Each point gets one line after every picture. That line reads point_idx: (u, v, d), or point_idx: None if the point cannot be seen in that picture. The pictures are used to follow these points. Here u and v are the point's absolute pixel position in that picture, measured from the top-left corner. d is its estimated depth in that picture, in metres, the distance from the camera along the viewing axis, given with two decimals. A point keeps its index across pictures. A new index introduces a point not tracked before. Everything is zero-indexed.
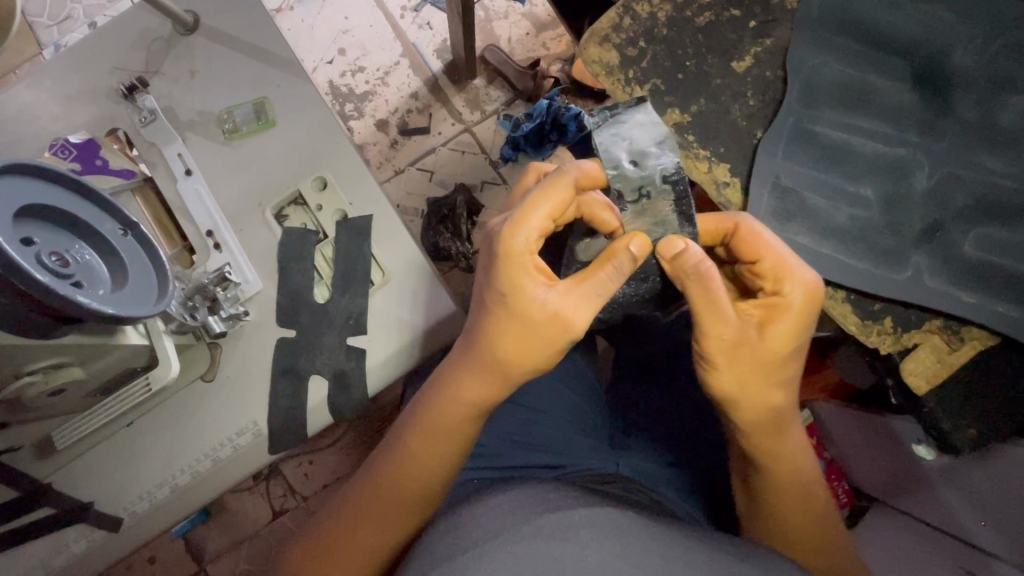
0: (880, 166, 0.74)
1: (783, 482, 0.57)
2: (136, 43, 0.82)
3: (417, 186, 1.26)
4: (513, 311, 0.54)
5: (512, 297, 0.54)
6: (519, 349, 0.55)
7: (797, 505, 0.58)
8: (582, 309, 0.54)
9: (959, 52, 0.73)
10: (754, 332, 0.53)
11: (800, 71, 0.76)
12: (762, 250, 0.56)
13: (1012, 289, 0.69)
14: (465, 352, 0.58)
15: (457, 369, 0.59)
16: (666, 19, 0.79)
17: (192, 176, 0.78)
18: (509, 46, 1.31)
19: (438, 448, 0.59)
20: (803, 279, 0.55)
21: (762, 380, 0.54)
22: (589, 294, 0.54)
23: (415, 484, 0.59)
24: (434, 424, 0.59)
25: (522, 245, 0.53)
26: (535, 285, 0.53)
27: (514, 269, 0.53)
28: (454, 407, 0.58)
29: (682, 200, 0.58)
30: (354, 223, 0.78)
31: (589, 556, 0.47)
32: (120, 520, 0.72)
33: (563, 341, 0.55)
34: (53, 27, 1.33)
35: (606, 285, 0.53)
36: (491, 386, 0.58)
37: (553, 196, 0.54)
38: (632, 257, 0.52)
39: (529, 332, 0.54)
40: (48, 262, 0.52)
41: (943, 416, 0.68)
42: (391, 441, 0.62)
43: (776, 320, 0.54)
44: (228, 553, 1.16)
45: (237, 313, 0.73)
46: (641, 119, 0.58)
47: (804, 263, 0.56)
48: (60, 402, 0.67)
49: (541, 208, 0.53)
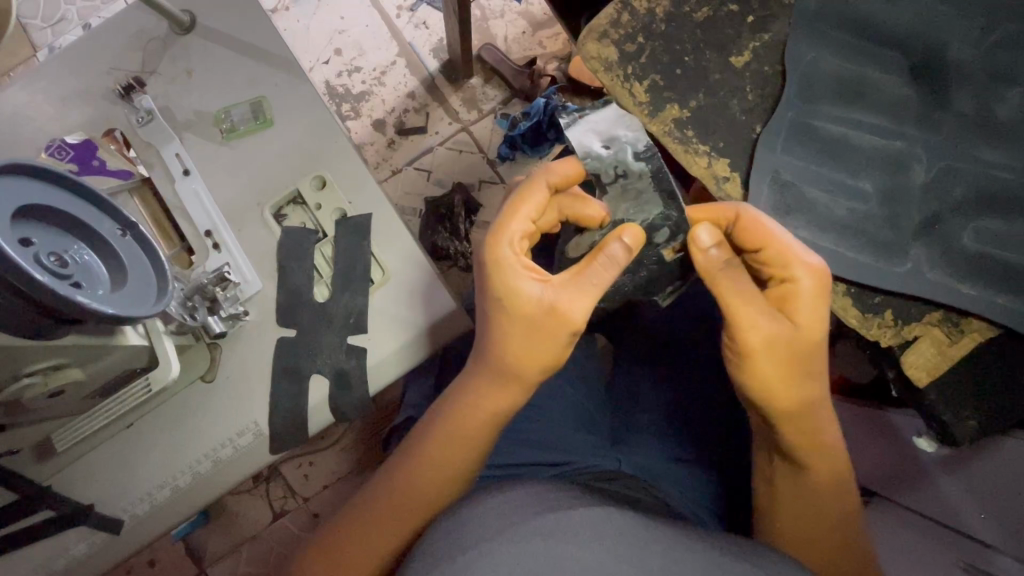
0: (879, 160, 0.74)
1: (820, 474, 0.58)
2: (132, 43, 0.82)
3: (414, 185, 1.26)
4: (510, 310, 0.55)
5: (506, 299, 0.55)
6: (528, 348, 0.55)
7: (837, 495, 0.59)
8: (583, 302, 0.54)
9: (957, 45, 0.73)
10: (782, 325, 0.54)
11: (797, 66, 0.76)
12: (773, 237, 0.57)
13: (1011, 281, 0.69)
14: (479, 360, 0.60)
15: (485, 377, 0.59)
16: (664, 14, 0.79)
17: (191, 176, 0.78)
18: (505, 45, 1.31)
19: (457, 454, 0.59)
20: (812, 264, 0.55)
21: (800, 373, 0.55)
22: (586, 285, 0.54)
23: (445, 483, 0.60)
24: (455, 432, 0.59)
25: (508, 251, 0.55)
26: (529, 284, 0.54)
27: (507, 272, 0.55)
28: (472, 414, 0.59)
29: (660, 176, 0.60)
30: (354, 222, 0.77)
31: (589, 556, 0.47)
32: (121, 522, 0.72)
33: (565, 334, 0.55)
34: (47, 30, 1.32)
35: (603, 279, 0.54)
36: (513, 391, 0.59)
37: (528, 203, 0.57)
38: (626, 243, 0.54)
39: (534, 329, 0.55)
40: (47, 262, 0.52)
41: (944, 408, 0.69)
42: (405, 450, 0.62)
43: (796, 311, 0.55)
44: (228, 555, 1.15)
45: (237, 313, 0.73)
46: (608, 112, 0.61)
47: (807, 249, 0.57)
48: (59, 404, 0.66)
49: (524, 214, 0.57)
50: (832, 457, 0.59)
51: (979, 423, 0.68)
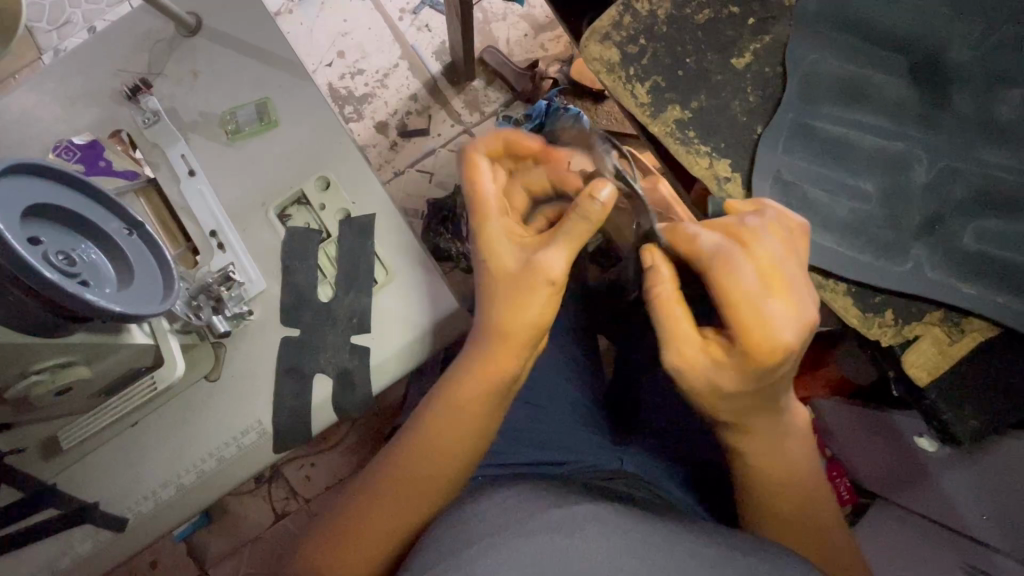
0: (880, 161, 0.74)
1: (782, 471, 0.59)
2: (139, 45, 0.82)
3: (417, 187, 1.26)
4: (491, 271, 0.59)
5: (488, 258, 0.59)
6: (508, 308, 0.57)
7: (805, 488, 0.60)
8: (558, 253, 0.56)
9: (956, 46, 0.74)
10: (712, 367, 0.53)
11: (797, 67, 0.77)
12: (724, 298, 0.50)
13: (1012, 281, 0.70)
14: (477, 331, 0.61)
15: (481, 347, 0.59)
16: (666, 17, 0.80)
17: (196, 177, 0.79)
18: (508, 47, 1.32)
19: (458, 425, 0.59)
20: (763, 334, 0.49)
21: (746, 400, 0.54)
22: (563, 237, 0.56)
23: (446, 466, 0.60)
24: (451, 404, 0.60)
25: (493, 218, 0.59)
26: (507, 245, 0.59)
27: (489, 234, 0.59)
28: (472, 382, 0.59)
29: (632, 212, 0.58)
30: (357, 222, 0.78)
31: (595, 551, 0.47)
32: (126, 520, 0.72)
33: (546, 288, 0.56)
34: (53, 32, 1.33)
35: (580, 233, 0.55)
36: (506, 357, 0.58)
37: (480, 177, 0.61)
38: (592, 197, 0.54)
39: (511, 285, 0.57)
40: (55, 261, 0.52)
41: (945, 407, 0.68)
42: (404, 436, 0.62)
43: (727, 368, 0.52)
44: (230, 556, 1.16)
45: (241, 312, 0.74)
46: None
47: (773, 314, 0.49)
48: (66, 402, 0.67)
49: (486, 184, 0.60)
50: (785, 458, 0.59)
51: (979, 422, 0.68)
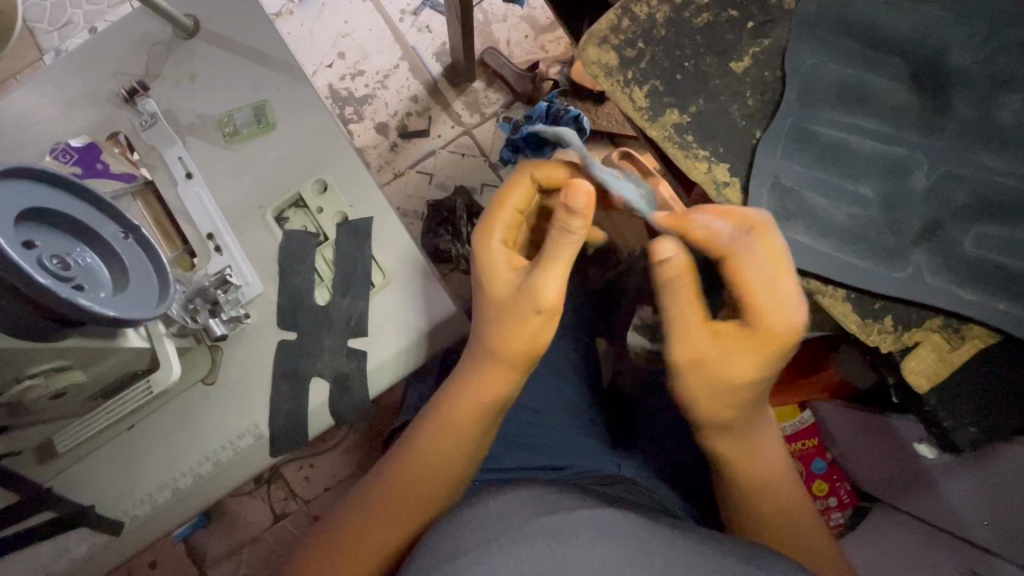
0: (880, 166, 0.74)
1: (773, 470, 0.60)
2: (138, 46, 0.82)
3: (416, 188, 1.26)
4: (488, 290, 0.59)
5: (486, 281, 0.59)
6: (506, 334, 0.56)
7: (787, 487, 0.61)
8: (551, 279, 0.54)
9: (957, 51, 0.74)
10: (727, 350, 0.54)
11: (796, 72, 0.76)
12: (743, 281, 0.53)
13: (1012, 287, 0.69)
14: (473, 348, 0.60)
15: (474, 366, 0.60)
16: (665, 20, 0.79)
17: (193, 179, 0.79)
18: (508, 48, 1.32)
19: (451, 444, 0.59)
20: (783, 317, 0.52)
21: (748, 391, 0.55)
22: (545, 263, 0.55)
23: (439, 483, 0.60)
24: (445, 422, 0.60)
25: (497, 236, 0.60)
26: (507, 272, 0.59)
27: (490, 252, 0.59)
28: (466, 400, 0.59)
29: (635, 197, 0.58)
30: (355, 225, 0.78)
31: (590, 557, 0.47)
32: (121, 524, 0.72)
33: (537, 314, 0.55)
34: (54, 33, 1.33)
35: (566, 255, 0.54)
36: (500, 374, 0.58)
37: (514, 194, 0.60)
38: (567, 207, 0.52)
39: (503, 309, 0.57)
40: (50, 265, 0.52)
41: (946, 414, 0.68)
42: (400, 447, 0.62)
43: (739, 351, 0.53)
44: (230, 556, 1.16)
45: (237, 315, 0.73)
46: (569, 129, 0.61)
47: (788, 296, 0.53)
48: (62, 406, 0.67)
49: (508, 204, 0.60)
50: (757, 458, 0.60)
51: (979, 430, 0.68)
